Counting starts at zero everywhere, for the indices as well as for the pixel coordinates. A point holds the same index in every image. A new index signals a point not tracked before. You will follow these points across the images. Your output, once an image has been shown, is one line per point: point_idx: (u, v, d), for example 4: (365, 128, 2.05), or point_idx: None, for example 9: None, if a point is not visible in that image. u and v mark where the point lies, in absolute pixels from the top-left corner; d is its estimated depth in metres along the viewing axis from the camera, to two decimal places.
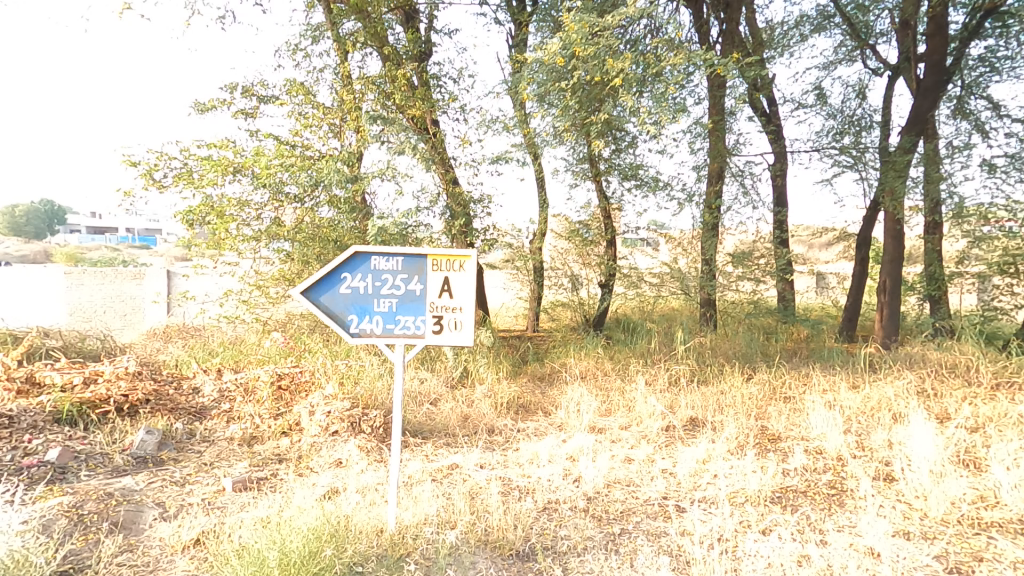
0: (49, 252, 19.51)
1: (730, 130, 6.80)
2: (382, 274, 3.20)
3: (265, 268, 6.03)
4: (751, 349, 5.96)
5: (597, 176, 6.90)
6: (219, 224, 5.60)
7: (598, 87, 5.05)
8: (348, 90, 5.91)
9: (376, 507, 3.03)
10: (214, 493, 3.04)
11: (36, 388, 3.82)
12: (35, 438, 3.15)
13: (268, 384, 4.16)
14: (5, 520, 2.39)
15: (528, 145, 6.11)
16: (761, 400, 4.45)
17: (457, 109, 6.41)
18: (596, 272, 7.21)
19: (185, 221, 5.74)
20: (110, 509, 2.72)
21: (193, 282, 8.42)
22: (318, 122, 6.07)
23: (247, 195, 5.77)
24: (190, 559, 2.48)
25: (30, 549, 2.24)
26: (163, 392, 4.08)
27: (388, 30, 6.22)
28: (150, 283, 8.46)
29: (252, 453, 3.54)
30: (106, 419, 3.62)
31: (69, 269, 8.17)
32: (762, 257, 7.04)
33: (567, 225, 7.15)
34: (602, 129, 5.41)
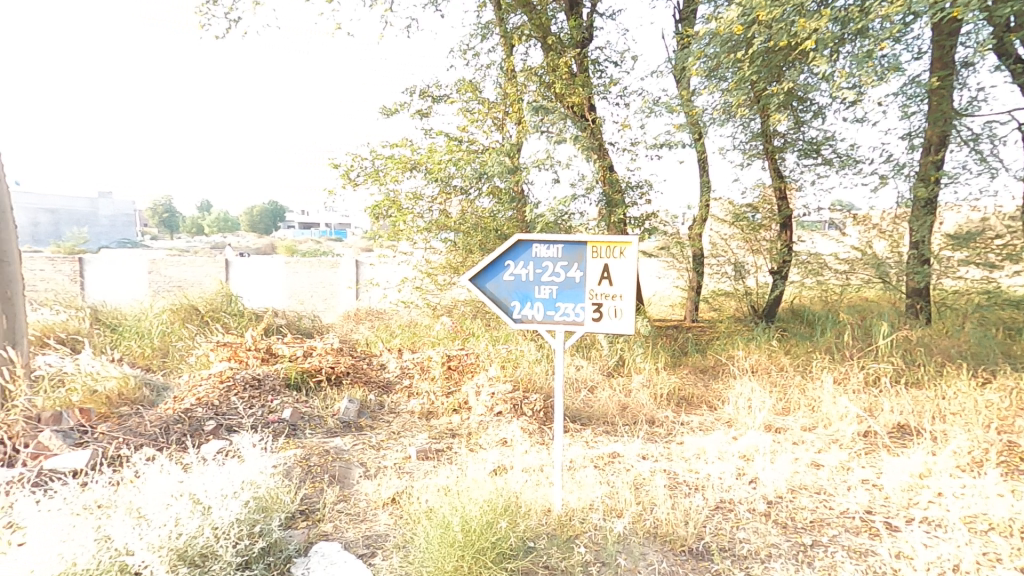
0: (274, 245, 24.08)
1: (962, 86, 5.88)
2: (542, 262, 3.28)
3: (434, 257, 6.54)
4: (987, 347, 5.01)
5: (771, 154, 6.48)
6: (399, 217, 6.12)
7: (781, 53, 4.74)
8: (512, 82, 6.08)
9: (542, 487, 3.14)
10: (402, 459, 3.44)
11: (272, 358, 4.62)
12: (275, 399, 3.84)
13: (441, 363, 4.65)
14: (260, 464, 2.98)
15: (692, 125, 5.93)
16: (1008, 410, 3.74)
17: (618, 94, 6.44)
18: (765, 259, 6.88)
19: (372, 215, 6.30)
20: (329, 463, 3.31)
21: (377, 270, 9.51)
22: (483, 116, 6.31)
23: (420, 189, 6.16)
24: (390, 515, 2.96)
25: (279, 489, 2.94)
26: (359, 367, 4.74)
27: (553, 20, 6.32)
28: (344, 272, 9.76)
29: (429, 426, 3.89)
30: (320, 386, 4.29)
31: (287, 259, 9.72)
32: (997, 237, 5.84)
33: (732, 209, 6.84)
34: (782, 100, 5.11)
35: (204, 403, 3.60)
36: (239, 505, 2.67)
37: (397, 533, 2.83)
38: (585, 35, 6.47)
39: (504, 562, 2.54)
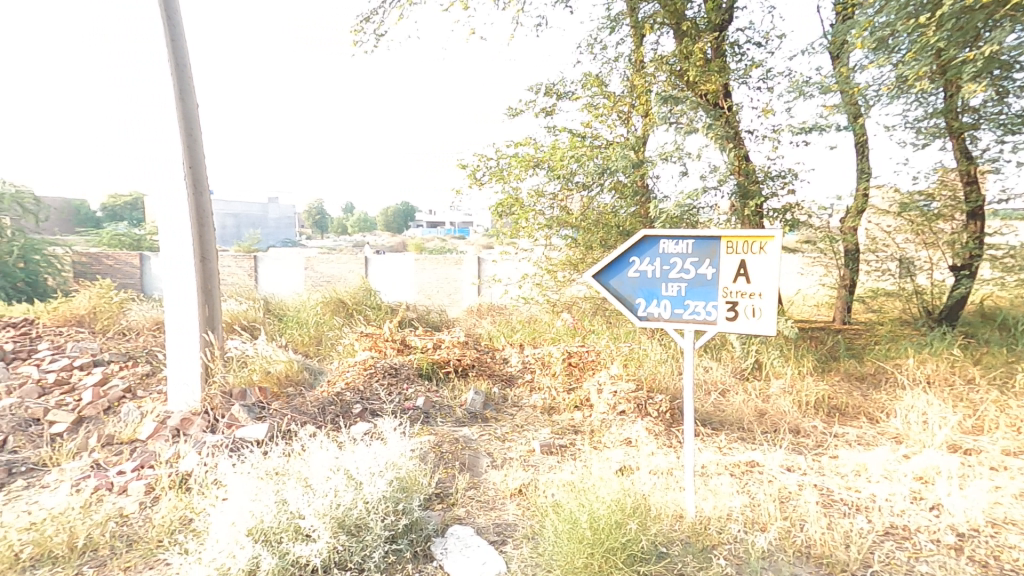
0: (404, 244, 26.88)
1: None
2: (670, 258, 3.15)
3: (554, 254, 6.42)
4: None
5: (955, 133, 5.63)
6: (521, 215, 6.14)
7: (983, 13, 4.22)
8: (641, 74, 6.02)
9: (672, 491, 3.00)
10: (527, 452, 3.52)
11: (407, 348, 4.97)
12: (411, 388, 4.15)
13: (562, 360, 4.72)
14: (399, 448, 3.18)
15: (850, 104, 5.52)
16: None
17: (760, 76, 6.08)
18: (943, 254, 6.06)
19: (495, 213, 6.46)
20: (459, 451, 3.49)
21: (500, 267, 9.66)
22: (609, 111, 6.34)
23: (542, 186, 6.17)
24: (518, 505, 3.05)
25: (417, 472, 3.15)
26: (483, 360, 4.98)
27: (689, 5, 6.12)
28: (468, 268, 10.04)
29: (552, 421, 3.96)
30: (448, 376, 4.58)
31: (416, 256, 10.27)
32: None
33: (899, 199, 6.10)
34: (977, 68, 4.53)
35: (352, 387, 3.96)
36: (382, 484, 2.92)
37: (526, 524, 2.89)
38: (724, 19, 6.13)
39: (635, 565, 2.46)
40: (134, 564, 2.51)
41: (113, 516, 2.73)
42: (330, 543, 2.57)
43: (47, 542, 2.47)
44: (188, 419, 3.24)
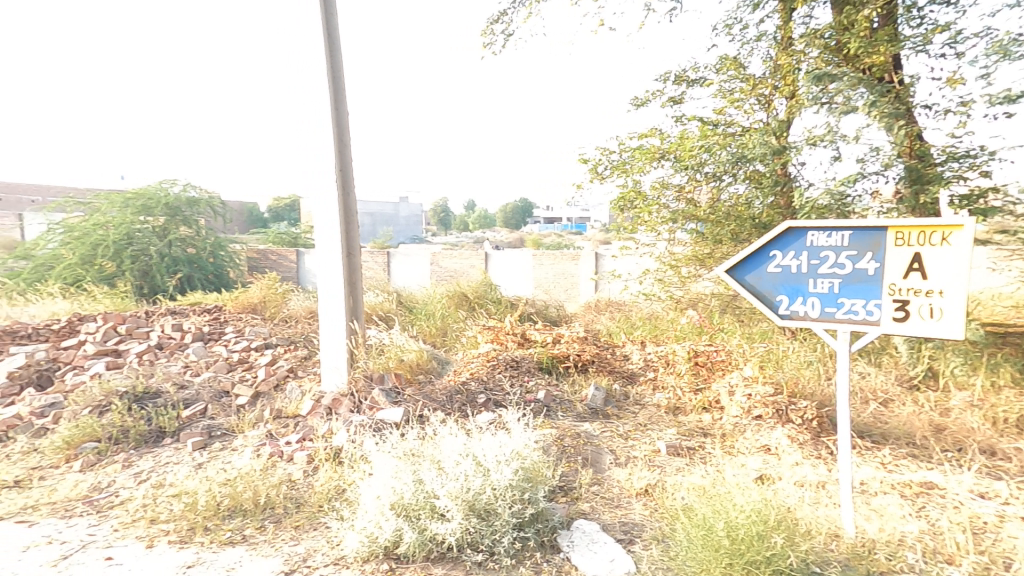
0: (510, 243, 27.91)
1: None
2: (821, 251, 2.79)
3: (678, 249, 6.09)
4: None
5: None
6: (644, 208, 5.84)
7: None
8: (789, 52, 5.58)
9: (823, 506, 2.71)
10: (651, 452, 3.44)
11: (526, 342, 5.05)
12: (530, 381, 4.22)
13: (687, 359, 4.49)
14: (524, 439, 3.25)
15: None
16: None
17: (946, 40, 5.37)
18: None
19: (616, 208, 6.20)
20: (581, 446, 3.50)
21: (621, 262, 9.84)
22: (747, 97, 6.00)
23: (669, 178, 5.89)
24: (645, 505, 2.97)
25: (542, 464, 3.20)
26: (603, 356, 4.88)
27: None
28: (585, 264, 10.29)
29: (677, 422, 3.88)
30: (568, 371, 4.61)
31: (533, 251, 10.75)
32: None
33: None
34: None
35: (476, 378, 4.13)
36: (508, 472, 3.00)
37: (654, 526, 2.81)
38: None
39: None
40: (303, 524, 2.94)
41: (285, 480, 3.16)
42: (462, 525, 2.79)
43: (239, 496, 2.95)
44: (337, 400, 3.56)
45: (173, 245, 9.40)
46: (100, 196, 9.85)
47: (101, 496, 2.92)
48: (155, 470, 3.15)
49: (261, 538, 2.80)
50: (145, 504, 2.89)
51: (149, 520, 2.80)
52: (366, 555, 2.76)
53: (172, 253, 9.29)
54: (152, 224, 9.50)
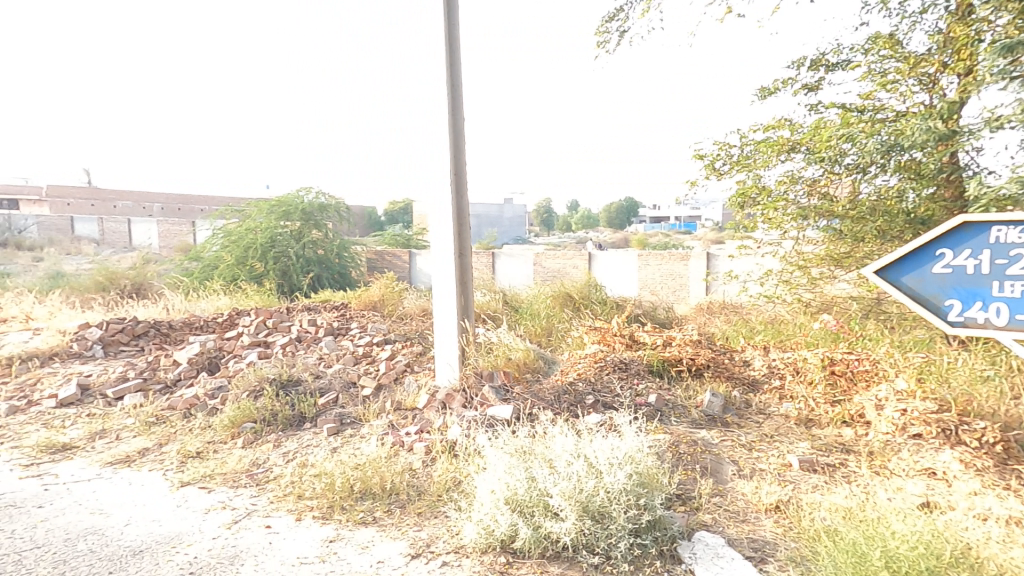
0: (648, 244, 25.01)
1: None
2: (1012, 248, 2.35)
3: (807, 248, 5.70)
4: None
5: None
6: (769, 206, 5.47)
7: None
8: (967, 21, 4.82)
9: (1009, 544, 2.32)
10: (781, 466, 3.24)
11: (635, 344, 4.96)
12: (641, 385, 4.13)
13: (822, 367, 4.16)
14: (641, 441, 3.18)
15: None
16: None
17: None
18: None
19: (735, 205, 5.88)
20: (698, 454, 3.36)
21: (736, 263, 10.02)
22: (905, 77, 5.30)
23: (799, 170, 5.43)
24: (776, 523, 2.76)
25: (658, 469, 3.09)
26: (719, 360, 4.66)
27: None
28: (696, 266, 10.83)
29: (811, 435, 3.65)
30: (681, 375, 4.46)
31: (640, 253, 11.79)
32: None
33: None
34: None
35: (583, 378, 4.11)
36: (623, 475, 2.90)
37: (788, 546, 2.58)
38: None
39: None
40: (425, 511, 3.09)
41: (407, 468, 3.36)
42: (577, 526, 2.75)
43: (368, 480, 3.19)
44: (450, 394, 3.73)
45: (307, 247, 10.60)
46: (252, 204, 11.28)
47: (259, 470, 3.32)
48: (298, 450, 3.50)
49: (389, 521, 2.98)
50: (292, 481, 3.23)
51: (297, 496, 3.12)
52: (484, 547, 2.82)
53: (306, 254, 10.48)
54: (291, 228, 10.78)
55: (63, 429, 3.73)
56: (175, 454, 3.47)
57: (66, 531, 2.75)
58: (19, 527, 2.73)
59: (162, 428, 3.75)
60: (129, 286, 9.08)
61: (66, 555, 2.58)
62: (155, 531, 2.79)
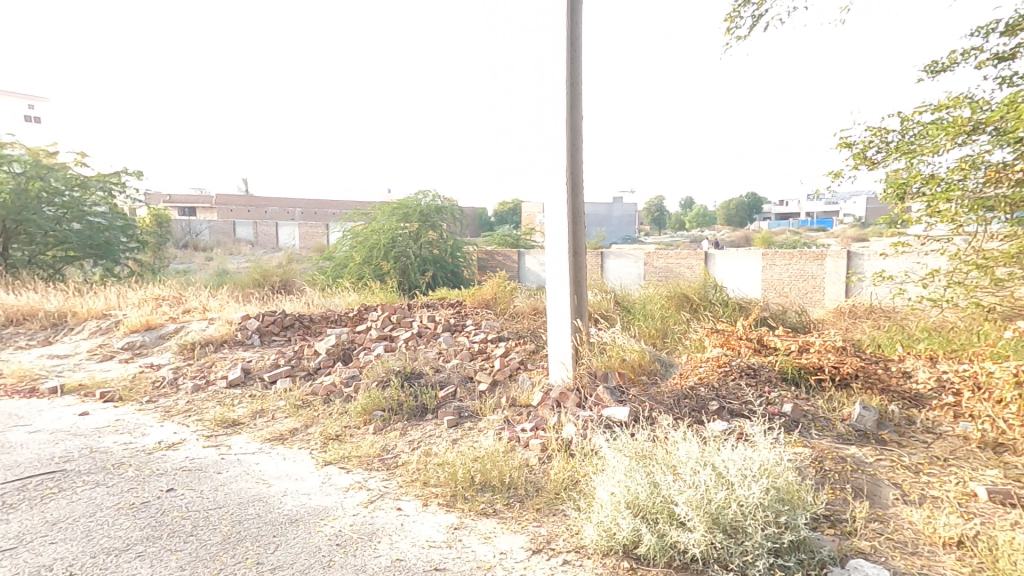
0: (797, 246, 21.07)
1: None
2: None
3: (988, 243, 4.87)
4: None
5: None
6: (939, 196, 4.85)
7: None
8: None
9: None
10: (962, 494, 2.86)
11: (764, 349, 4.59)
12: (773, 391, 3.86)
13: (1013, 384, 3.66)
14: (780, 452, 2.91)
15: None
16: None
17: None
18: None
19: (894, 196, 5.34)
20: (847, 474, 3.05)
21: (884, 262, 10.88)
22: None
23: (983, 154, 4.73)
24: (960, 561, 2.38)
25: (800, 486, 2.77)
26: (869, 370, 4.20)
27: None
28: (831, 265, 12.12)
29: (1003, 462, 3.21)
30: (823, 385, 4.13)
31: (764, 253, 13.24)
32: None
33: None
34: None
35: (706, 383, 3.88)
36: (760, 488, 2.65)
37: None
38: None
39: None
40: (543, 507, 3.09)
41: (524, 464, 3.40)
42: (707, 537, 2.55)
43: (488, 473, 3.28)
44: (563, 393, 3.76)
45: (423, 247, 11.49)
46: (377, 206, 12.21)
47: (389, 455, 3.57)
48: (422, 439, 3.71)
49: (509, 514, 3.03)
50: (418, 468, 3.42)
51: (423, 482, 3.30)
52: (606, 549, 2.71)
53: (422, 255, 11.42)
54: (410, 229, 11.51)
55: (232, 406, 4.30)
56: (319, 435, 3.84)
57: (240, 495, 3.17)
58: (207, 489, 3.20)
59: (308, 411, 4.17)
60: (278, 283, 10.69)
61: (241, 517, 2.98)
62: (307, 504, 3.12)
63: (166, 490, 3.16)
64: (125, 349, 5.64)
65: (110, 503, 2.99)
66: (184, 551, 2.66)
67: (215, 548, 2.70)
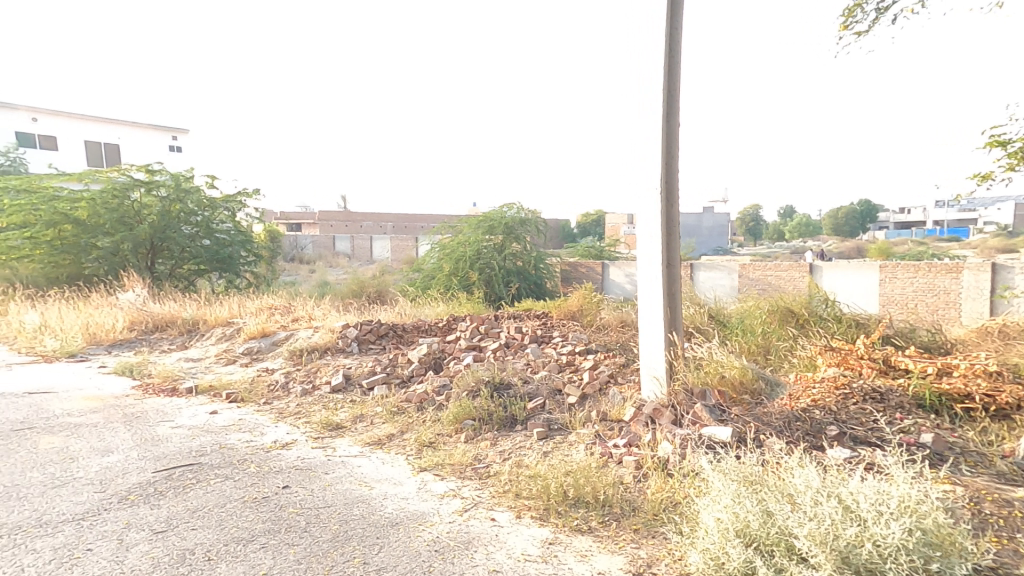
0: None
1: None
2: None
3: None
4: None
5: None
6: None
7: None
8: None
9: None
10: None
11: (890, 371, 4.17)
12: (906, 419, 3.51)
13: None
14: (925, 489, 2.51)
15: None
16: None
17: None
18: None
19: None
20: (1016, 521, 2.64)
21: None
22: None
23: None
24: None
25: (954, 531, 2.35)
26: None
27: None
28: None
29: None
30: (972, 416, 3.64)
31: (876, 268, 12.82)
32: None
33: None
34: None
35: (822, 406, 3.60)
36: (901, 528, 2.28)
37: None
38: None
39: None
40: (642, 529, 2.93)
41: (618, 481, 3.28)
42: None
43: (581, 488, 3.19)
44: (657, 409, 3.66)
45: (507, 260, 11.93)
46: (462, 220, 12.96)
47: (481, 465, 3.61)
48: (513, 450, 3.73)
49: (605, 534, 2.91)
50: (510, 479, 3.43)
51: (515, 494, 3.29)
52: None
53: (505, 268, 11.78)
54: (494, 242, 12.09)
55: (335, 410, 4.58)
56: (414, 441, 3.99)
57: (345, 496, 3.35)
58: (317, 487, 3.42)
59: (404, 417, 4.35)
60: (373, 293, 12.04)
61: (348, 517, 3.14)
62: (406, 508, 3.23)
63: (283, 487, 3.42)
64: (245, 355, 6.19)
65: (237, 496, 3.29)
66: (300, 546, 2.85)
67: (327, 545, 2.87)
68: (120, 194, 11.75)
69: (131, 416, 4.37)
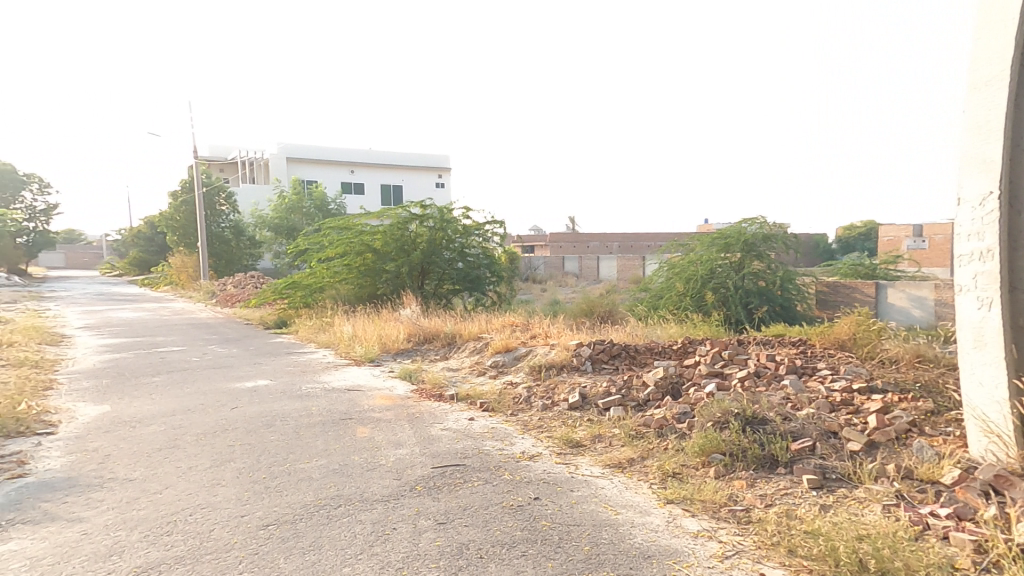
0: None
1: None
2: None
3: None
4: None
5: None
6: None
7: None
8: None
9: None
10: None
11: None
12: None
13: None
14: None
15: None
16: None
17: None
18: None
19: None
20: None
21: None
22: None
23: None
24: None
25: None
26: None
27: None
28: None
29: None
30: None
31: None
32: None
33: None
34: None
35: None
36: None
37: None
38: None
39: None
40: None
41: (947, 563, 2.55)
42: None
43: (887, 559, 2.56)
44: (1001, 477, 3.02)
45: (745, 278, 12.12)
46: (694, 238, 13.59)
47: (739, 508, 3.30)
48: (778, 496, 3.36)
49: None
50: (778, 531, 3.02)
51: (788, 550, 2.86)
52: None
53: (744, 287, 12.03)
54: (731, 260, 12.51)
55: (574, 428, 4.85)
56: (656, 469, 3.91)
57: (594, 516, 3.43)
58: (565, 504, 3.61)
59: (642, 443, 4.31)
60: (602, 312, 12.33)
61: (599, 539, 3.17)
62: (657, 542, 3.10)
63: (534, 498, 3.71)
64: (492, 367, 6.94)
65: (497, 501, 3.71)
66: (557, 561, 2.97)
67: (583, 565, 2.92)
68: (402, 227, 14.02)
69: (412, 416, 5.36)
